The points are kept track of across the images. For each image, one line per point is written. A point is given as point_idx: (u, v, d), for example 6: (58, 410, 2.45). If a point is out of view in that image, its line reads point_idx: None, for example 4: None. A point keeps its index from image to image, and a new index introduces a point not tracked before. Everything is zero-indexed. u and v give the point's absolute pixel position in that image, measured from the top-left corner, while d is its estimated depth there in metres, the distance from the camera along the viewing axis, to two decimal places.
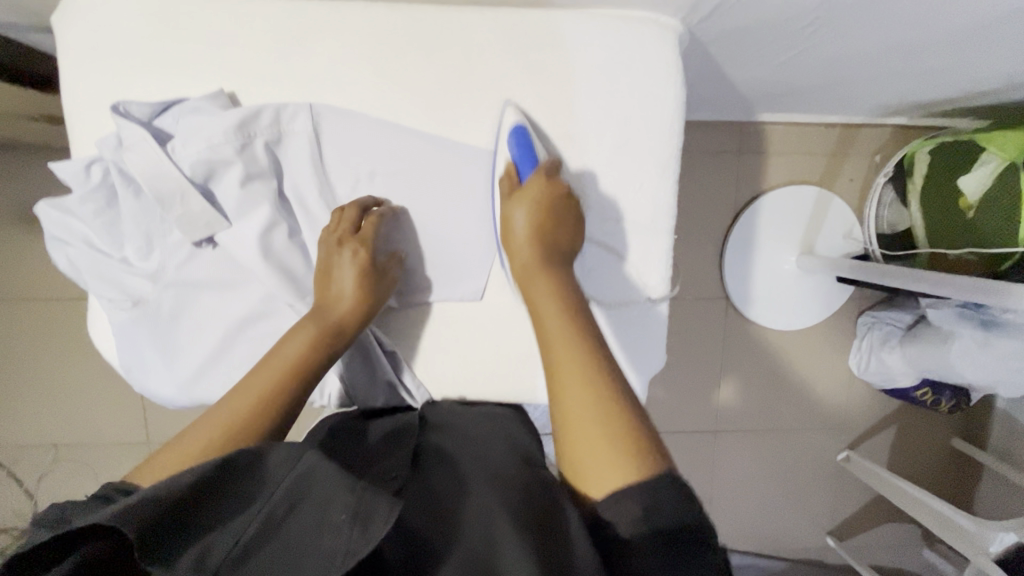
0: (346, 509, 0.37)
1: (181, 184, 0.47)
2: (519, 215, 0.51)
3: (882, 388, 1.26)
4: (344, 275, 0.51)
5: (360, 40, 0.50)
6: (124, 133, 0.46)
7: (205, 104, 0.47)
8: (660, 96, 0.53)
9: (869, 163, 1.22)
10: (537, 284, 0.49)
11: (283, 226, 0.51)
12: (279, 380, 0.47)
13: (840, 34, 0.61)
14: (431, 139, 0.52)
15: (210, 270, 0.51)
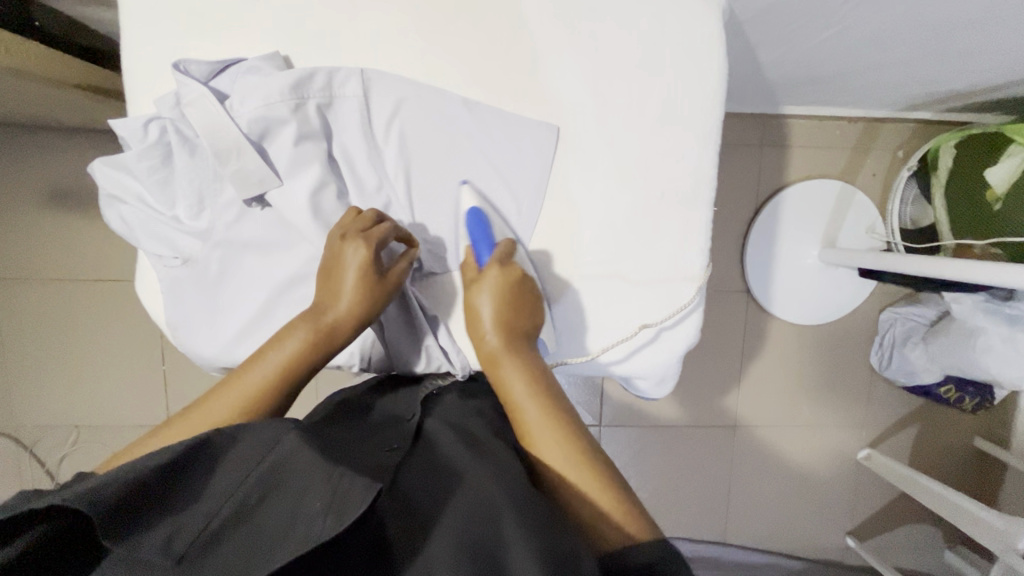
0: (322, 498, 0.36)
1: (237, 139, 0.47)
2: (483, 302, 0.51)
3: (905, 386, 1.25)
4: (346, 274, 0.49)
5: (413, 7, 0.51)
6: (184, 90, 0.47)
7: (262, 65, 0.48)
8: (705, 64, 0.53)
9: (891, 158, 1.22)
10: (506, 369, 0.49)
11: (333, 187, 0.51)
12: (276, 379, 0.46)
13: (876, 15, 0.62)
14: (476, 105, 0.53)
15: (261, 230, 0.52)
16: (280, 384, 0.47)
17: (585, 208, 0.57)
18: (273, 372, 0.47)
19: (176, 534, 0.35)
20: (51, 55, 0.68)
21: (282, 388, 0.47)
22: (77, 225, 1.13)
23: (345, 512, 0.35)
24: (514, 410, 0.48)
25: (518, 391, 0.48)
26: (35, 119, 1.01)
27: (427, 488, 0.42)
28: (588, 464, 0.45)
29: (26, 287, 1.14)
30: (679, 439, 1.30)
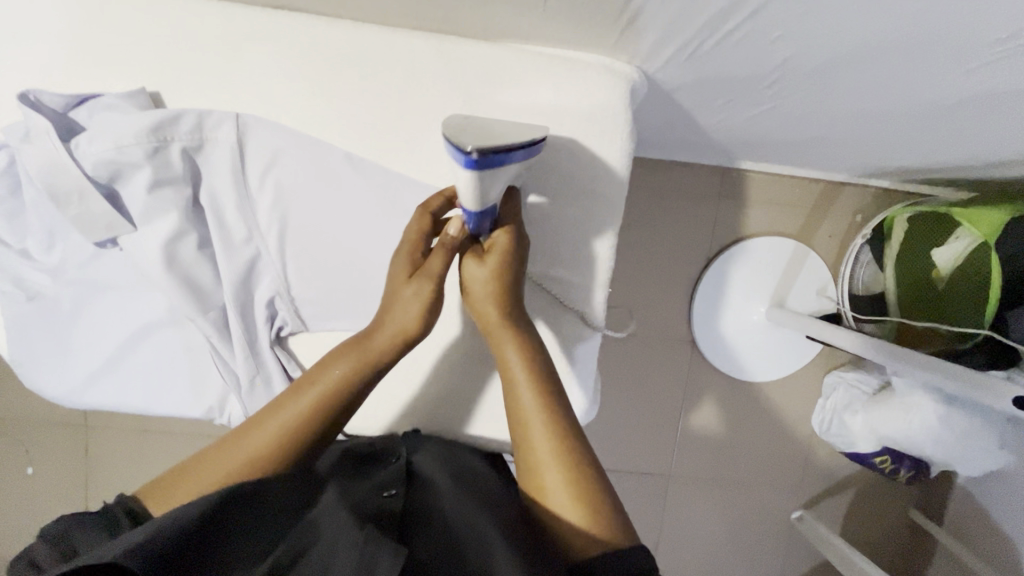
0: (350, 560, 0.39)
1: (79, 181, 0.44)
2: (473, 266, 0.49)
3: (843, 452, 1.22)
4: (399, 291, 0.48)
5: (298, 54, 0.48)
6: (31, 123, 0.44)
7: (122, 102, 0.45)
8: (605, 137, 0.51)
9: (848, 222, 1.20)
10: (505, 343, 0.50)
11: (194, 235, 0.48)
12: (323, 402, 0.48)
13: (802, 100, 0.59)
14: (358, 162, 0.50)
15: (116, 272, 0.49)
16: (330, 404, 0.49)
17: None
18: (318, 396, 0.48)
19: None
20: None
21: (327, 407, 0.49)
22: None
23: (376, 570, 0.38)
24: (514, 395, 0.49)
25: (516, 375, 0.49)
26: None
27: (430, 523, 0.48)
28: (569, 467, 0.46)
29: None
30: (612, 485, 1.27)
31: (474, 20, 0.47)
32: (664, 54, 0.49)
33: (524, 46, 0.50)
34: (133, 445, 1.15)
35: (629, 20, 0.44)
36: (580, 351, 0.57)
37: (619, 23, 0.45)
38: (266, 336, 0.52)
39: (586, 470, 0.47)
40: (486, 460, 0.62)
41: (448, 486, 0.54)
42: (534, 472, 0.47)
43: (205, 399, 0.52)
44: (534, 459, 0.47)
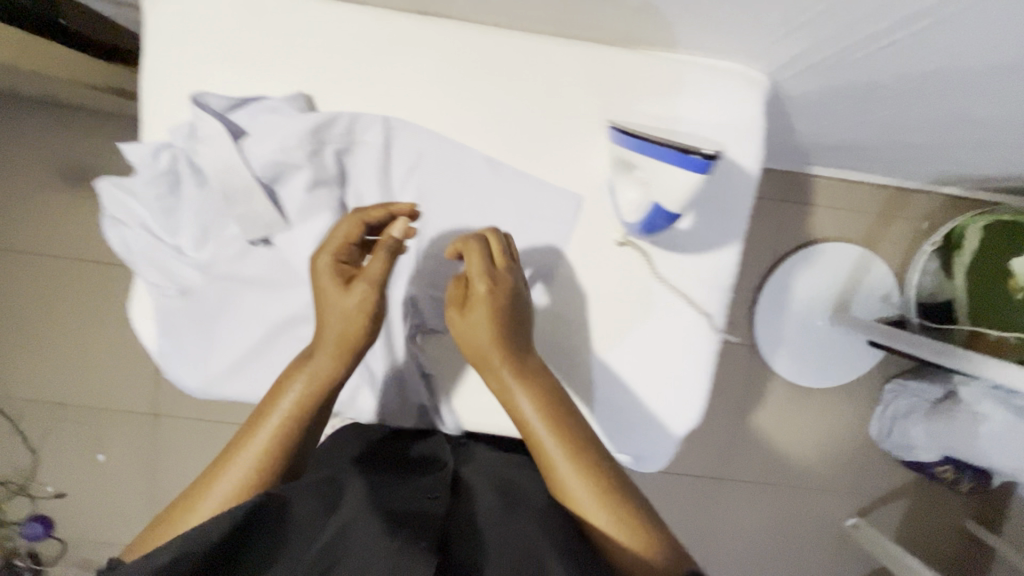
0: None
1: (248, 182, 0.48)
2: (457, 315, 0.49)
3: (903, 460, 1.22)
4: (344, 303, 0.47)
5: (444, 59, 0.49)
6: (200, 125, 0.47)
7: (283, 105, 0.47)
8: (737, 145, 0.52)
9: (914, 230, 1.20)
10: (508, 374, 0.48)
11: None
12: (289, 422, 0.47)
13: (921, 111, 0.59)
14: (496, 166, 0.51)
15: (262, 268, 0.51)
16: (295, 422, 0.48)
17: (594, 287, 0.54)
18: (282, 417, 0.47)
19: None
20: (73, 54, 0.67)
21: (294, 426, 0.47)
22: (85, 209, 1.12)
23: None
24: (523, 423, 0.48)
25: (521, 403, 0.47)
26: (50, 97, 1.00)
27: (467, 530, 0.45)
28: (591, 479, 0.47)
29: (25, 261, 1.13)
30: (665, 485, 1.28)
31: (622, 28, 0.48)
32: (805, 64, 0.49)
33: (662, 53, 0.51)
34: (201, 433, 1.18)
35: (788, 31, 0.44)
36: (701, 359, 0.56)
37: (775, 34, 0.45)
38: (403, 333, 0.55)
39: (607, 476, 0.47)
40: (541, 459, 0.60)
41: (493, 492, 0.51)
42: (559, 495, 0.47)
43: None
44: (558, 479, 0.47)
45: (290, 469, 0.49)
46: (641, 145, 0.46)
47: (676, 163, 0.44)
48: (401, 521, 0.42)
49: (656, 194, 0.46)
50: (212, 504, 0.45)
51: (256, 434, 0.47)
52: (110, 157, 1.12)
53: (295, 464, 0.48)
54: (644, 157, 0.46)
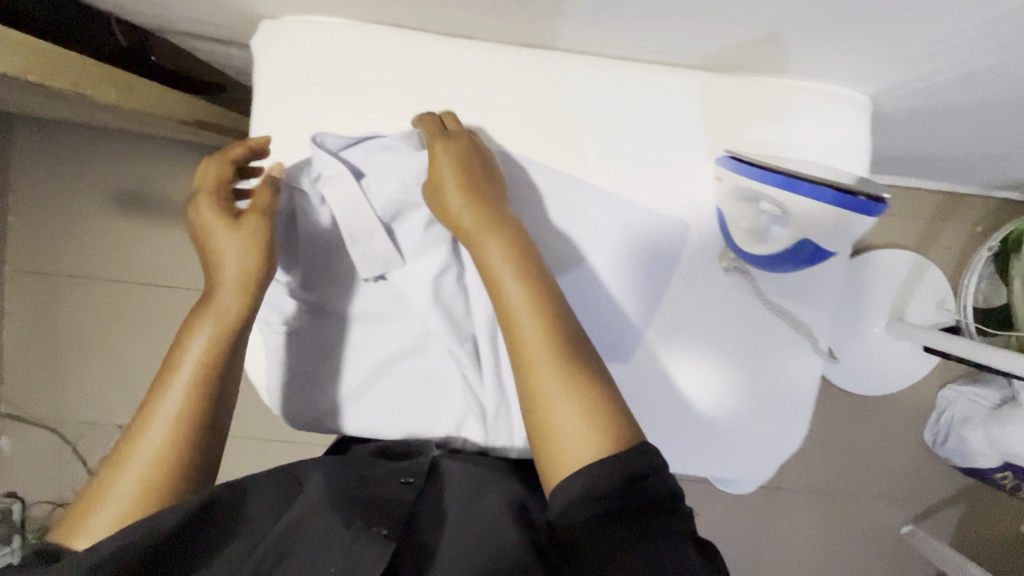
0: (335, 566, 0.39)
1: (370, 223, 0.51)
2: (444, 167, 0.47)
3: (959, 466, 1.19)
4: (229, 236, 0.48)
5: (550, 89, 0.50)
6: (320, 165, 0.49)
7: (399, 143, 0.50)
8: (845, 163, 0.52)
9: (969, 234, 1.18)
10: (484, 241, 0.47)
11: (453, 269, 0.53)
12: (205, 365, 0.47)
13: (1017, 125, 0.59)
14: (601, 194, 0.52)
15: (374, 303, 0.55)
16: (213, 362, 0.47)
17: (700, 316, 0.55)
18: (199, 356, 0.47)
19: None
20: (162, 89, 0.68)
21: (212, 368, 0.47)
22: (143, 234, 1.13)
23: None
24: (496, 292, 0.46)
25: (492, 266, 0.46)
26: (110, 125, 1.01)
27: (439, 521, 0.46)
28: (562, 357, 0.44)
29: (85, 285, 1.15)
30: (717, 494, 1.28)
31: (730, 56, 0.48)
32: (913, 86, 0.49)
33: (766, 76, 0.51)
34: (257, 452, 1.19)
35: (908, 57, 0.44)
36: (805, 379, 0.56)
37: (893, 59, 0.45)
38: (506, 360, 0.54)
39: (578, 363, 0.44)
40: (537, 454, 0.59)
41: (470, 476, 0.52)
42: (526, 381, 0.44)
43: (440, 421, 0.57)
44: (527, 357, 0.44)
45: (215, 429, 0.48)
46: (787, 183, 0.45)
47: (829, 202, 0.44)
48: (364, 509, 0.45)
49: (805, 230, 0.47)
50: (142, 449, 0.44)
51: (171, 376, 0.46)
52: (165, 180, 1.12)
53: (214, 410, 0.47)
54: (790, 194, 0.45)
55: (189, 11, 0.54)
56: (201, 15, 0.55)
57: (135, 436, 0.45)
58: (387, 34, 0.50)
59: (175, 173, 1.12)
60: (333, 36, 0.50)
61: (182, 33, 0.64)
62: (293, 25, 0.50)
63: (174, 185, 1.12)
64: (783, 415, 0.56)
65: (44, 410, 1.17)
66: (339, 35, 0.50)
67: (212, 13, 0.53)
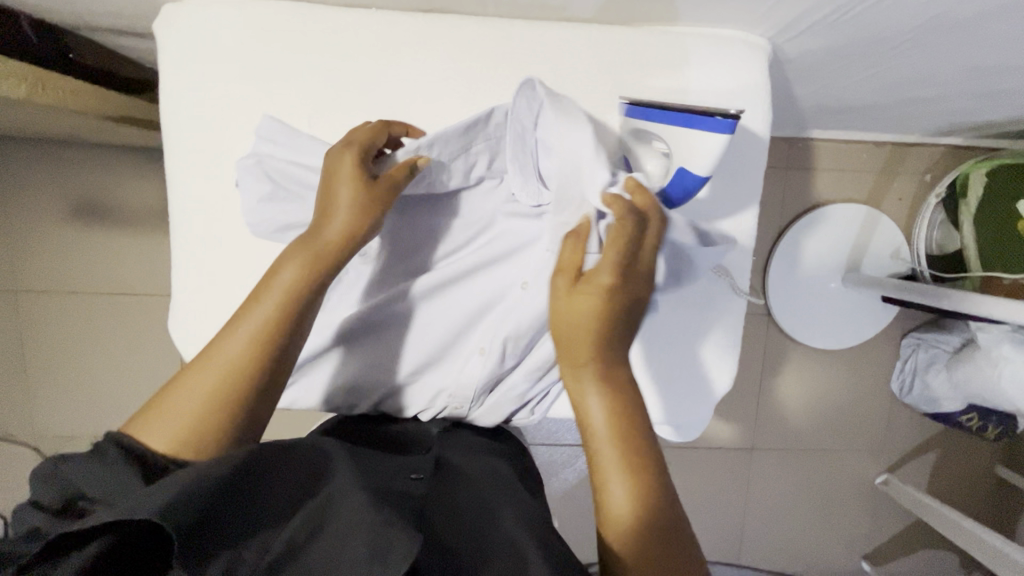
0: (364, 540, 0.33)
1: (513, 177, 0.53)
2: (579, 302, 0.45)
3: (927, 412, 1.22)
4: (340, 187, 0.48)
5: (451, 54, 0.53)
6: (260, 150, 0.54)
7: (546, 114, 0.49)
8: (744, 104, 0.53)
9: (918, 182, 1.20)
10: (586, 385, 0.46)
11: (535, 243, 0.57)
12: (279, 312, 0.47)
13: (917, 60, 0.60)
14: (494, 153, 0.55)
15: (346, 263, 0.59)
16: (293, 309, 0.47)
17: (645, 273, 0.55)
18: (276, 304, 0.47)
19: (237, 564, 0.32)
20: (87, 86, 0.69)
21: (292, 317, 0.47)
22: (100, 243, 1.13)
23: (389, 558, 0.32)
24: (593, 430, 0.45)
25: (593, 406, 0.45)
26: (57, 134, 1.01)
27: (463, 521, 0.43)
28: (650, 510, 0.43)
29: (46, 300, 1.14)
30: (696, 460, 1.29)
31: (619, 9, 0.50)
32: (801, 25, 0.51)
33: (659, 27, 0.53)
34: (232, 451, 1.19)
35: None
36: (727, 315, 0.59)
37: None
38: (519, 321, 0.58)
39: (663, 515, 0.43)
40: (511, 469, 0.58)
41: (481, 487, 0.50)
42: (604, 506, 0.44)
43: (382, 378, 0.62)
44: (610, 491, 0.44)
45: (280, 368, 0.47)
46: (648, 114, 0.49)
47: (689, 126, 0.46)
48: (387, 492, 0.40)
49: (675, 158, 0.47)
50: (214, 378, 0.45)
51: (257, 313, 0.46)
52: (119, 189, 1.12)
53: (288, 348, 0.48)
54: (657, 123, 0.48)
55: (96, 2, 0.55)
56: (114, 5, 0.56)
57: (207, 369, 0.45)
58: (290, 14, 0.53)
59: (127, 180, 1.12)
60: (239, 20, 0.52)
61: (101, 28, 0.65)
62: (204, 9, 0.53)
63: (127, 192, 1.12)
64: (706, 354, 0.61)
65: (20, 428, 1.18)
66: (244, 18, 0.53)
67: (120, 3, 0.55)
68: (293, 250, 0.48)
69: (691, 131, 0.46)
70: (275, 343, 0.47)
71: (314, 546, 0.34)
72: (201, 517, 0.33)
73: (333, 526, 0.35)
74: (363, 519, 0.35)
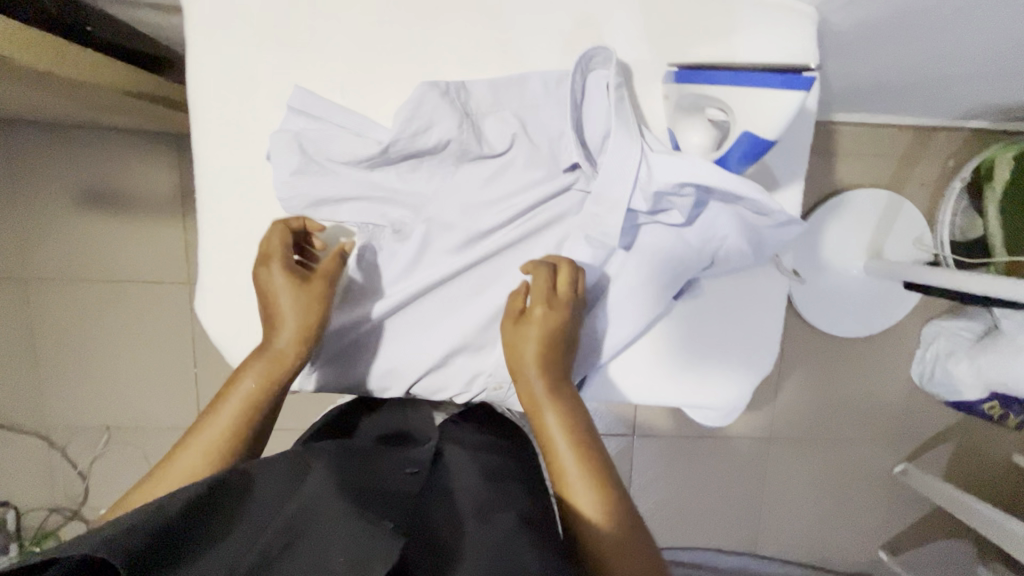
0: (345, 555, 0.36)
1: (553, 148, 0.54)
2: (528, 348, 0.52)
3: (946, 401, 1.21)
4: (278, 294, 0.52)
5: (485, 23, 0.51)
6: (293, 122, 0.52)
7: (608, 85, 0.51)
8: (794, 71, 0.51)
9: (941, 168, 1.18)
10: (547, 415, 0.51)
11: (569, 211, 0.55)
12: (258, 394, 0.52)
13: (962, 36, 0.58)
14: (538, 124, 0.53)
15: (387, 237, 0.57)
16: (268, 393, 0.52)
17: (706, 241, 0.54)
18: (250, 394, 0.52)
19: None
20: (104, 60, 0.67)
21: (269, 397, 0.52)
22: (111, 230, 1.11)
23: (371, 570, 0.35)
24: (552, 456, 0.50)
25: (552, 433, 0.50)
26: (67, 118, 0.99)
27: (451, 519, 0.44)
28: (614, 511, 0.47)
29: (56, 288, 1.12)
30: (712, 449, 1.28)
31: None
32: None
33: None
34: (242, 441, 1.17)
35: None
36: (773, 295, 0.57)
37: None
38: None
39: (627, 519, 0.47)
40: (509, 447, 0.59)
41: (476, 474, 0.51)
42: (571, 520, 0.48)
43: (413, 363, 0.58)
44: (573, 498, 0.48)
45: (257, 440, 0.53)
46: (708, 78, 0.47)
47: (777, 86, 0.45)
48: (375, 492, 0.43)
49: (744, 123, 0.47)
50: (196, 453, 0.49)
51: (228, 400, 0.51)
52: (129, 176, 1.10)
53: (269, 414, 0.53)
54: (718, 85, 0.47)
55: None
56: None
57: (190, 438, 0.50)
58: None
59: (136, 167, 1.09)
60: None
61: None
62: None
63: (136, 179, 1.10)
64: (756, 330, 0.57)
65: (29, 417, 1.16)
66: None
67: None
68: (258, 360, 0.52)
69: (776, 94, 0.45)
70: (254, 416, 0.52)
71: (291, 555, 0.37)
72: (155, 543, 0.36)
73: (311, 536, 0.38)
74: (343, 528, 0.38)
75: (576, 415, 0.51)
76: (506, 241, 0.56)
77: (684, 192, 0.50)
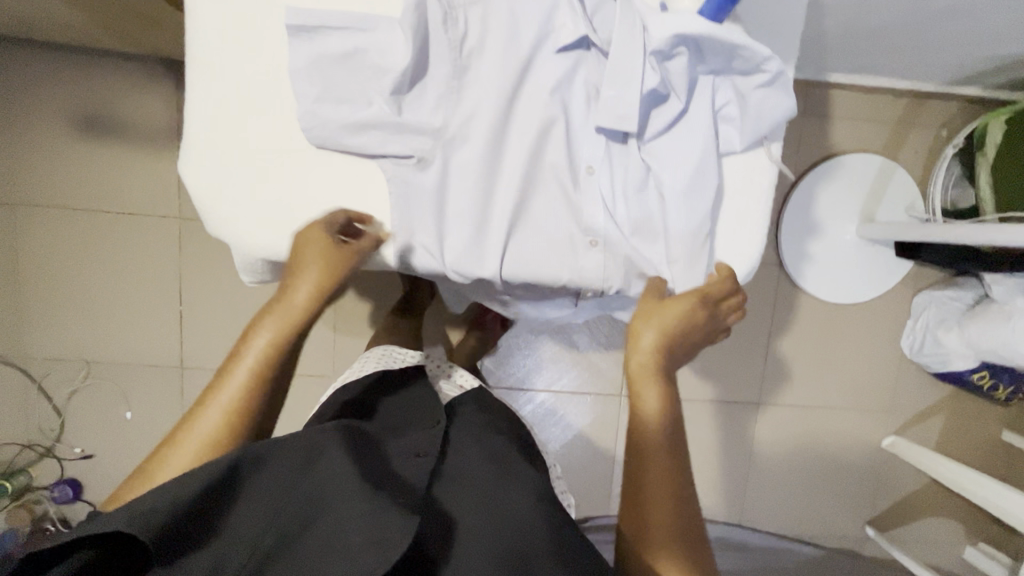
0: (361, 532, 0.42)
1: (556, 29, 0.62)
2: (648, 325, 0.59)
3: (936, 372, 1.21)
4: (308, 257, 0.59)
5: None
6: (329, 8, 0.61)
7: None
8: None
9: (935, 136, 1.19)
10: (647, 389, 0.57)
11: (567, 88, 0.63)
12: (269, 353, 0.56)
13: None
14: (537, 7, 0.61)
15: (398, 105, 0.62)
16: (280, 348, 0.57)
17: (703, 109, 0.62)
18: (258, 356, 0.55)
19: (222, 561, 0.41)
20: None
21: (283, 353, 0.57)
22: (103, 157, 1.11)
23: (386, 544, 0.41)
24: (641, 422, 0.56)
25: (649, 407, 0.56)
26: (66, 36, 0.99)
27: (454, 500, 0.50)
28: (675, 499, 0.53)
29: (44, 215, 1.11)
30: (700, 414, 1.27)
31: None
32: None
33: None
34: None
35: None
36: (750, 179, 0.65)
37: None
38: (553, 155, 0.63)
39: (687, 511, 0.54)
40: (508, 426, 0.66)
41: (477, 449, 0.56)
42: (638, 496, 0.54)
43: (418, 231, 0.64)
44: (644, 477, 0.54)
45: (269, 402, 0.56)
46: None
47: None
48: (378, 473, 0.48)
49: None
50: (212, 414, 0.53)
51: (237, 365, 0.55)
52: (125, 103, 1.10)
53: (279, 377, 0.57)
54: None
55: None
56: None
57: (198, 411, 0.53)
58: None
59: (132, 94, 1.09)
60: None
61: None
62: None
63: (130, 105, 1.10)
64: (735, 217, 0.65)
65: (8, 348, 1.14)
66: None
67: None
68: (270, 316, 0.57)
69: None
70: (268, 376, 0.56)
71: (308, 536, 0.42)
72: (176, 524, 0.41)
73: (325, 517, 0.43)
74: (356, 510, 0.43)
75: (674, 399, 0.57)
76: (508, 115, 0.62)
77: (677, 55, 0.60)
